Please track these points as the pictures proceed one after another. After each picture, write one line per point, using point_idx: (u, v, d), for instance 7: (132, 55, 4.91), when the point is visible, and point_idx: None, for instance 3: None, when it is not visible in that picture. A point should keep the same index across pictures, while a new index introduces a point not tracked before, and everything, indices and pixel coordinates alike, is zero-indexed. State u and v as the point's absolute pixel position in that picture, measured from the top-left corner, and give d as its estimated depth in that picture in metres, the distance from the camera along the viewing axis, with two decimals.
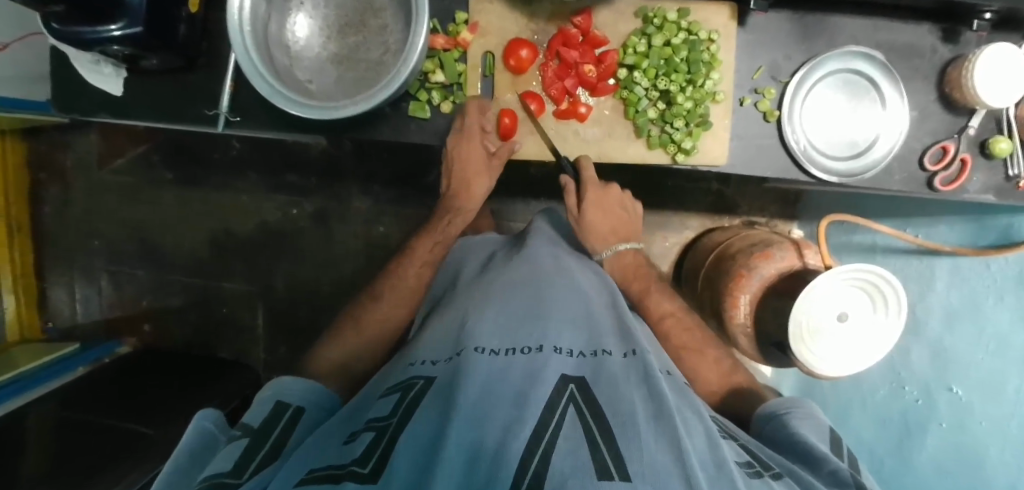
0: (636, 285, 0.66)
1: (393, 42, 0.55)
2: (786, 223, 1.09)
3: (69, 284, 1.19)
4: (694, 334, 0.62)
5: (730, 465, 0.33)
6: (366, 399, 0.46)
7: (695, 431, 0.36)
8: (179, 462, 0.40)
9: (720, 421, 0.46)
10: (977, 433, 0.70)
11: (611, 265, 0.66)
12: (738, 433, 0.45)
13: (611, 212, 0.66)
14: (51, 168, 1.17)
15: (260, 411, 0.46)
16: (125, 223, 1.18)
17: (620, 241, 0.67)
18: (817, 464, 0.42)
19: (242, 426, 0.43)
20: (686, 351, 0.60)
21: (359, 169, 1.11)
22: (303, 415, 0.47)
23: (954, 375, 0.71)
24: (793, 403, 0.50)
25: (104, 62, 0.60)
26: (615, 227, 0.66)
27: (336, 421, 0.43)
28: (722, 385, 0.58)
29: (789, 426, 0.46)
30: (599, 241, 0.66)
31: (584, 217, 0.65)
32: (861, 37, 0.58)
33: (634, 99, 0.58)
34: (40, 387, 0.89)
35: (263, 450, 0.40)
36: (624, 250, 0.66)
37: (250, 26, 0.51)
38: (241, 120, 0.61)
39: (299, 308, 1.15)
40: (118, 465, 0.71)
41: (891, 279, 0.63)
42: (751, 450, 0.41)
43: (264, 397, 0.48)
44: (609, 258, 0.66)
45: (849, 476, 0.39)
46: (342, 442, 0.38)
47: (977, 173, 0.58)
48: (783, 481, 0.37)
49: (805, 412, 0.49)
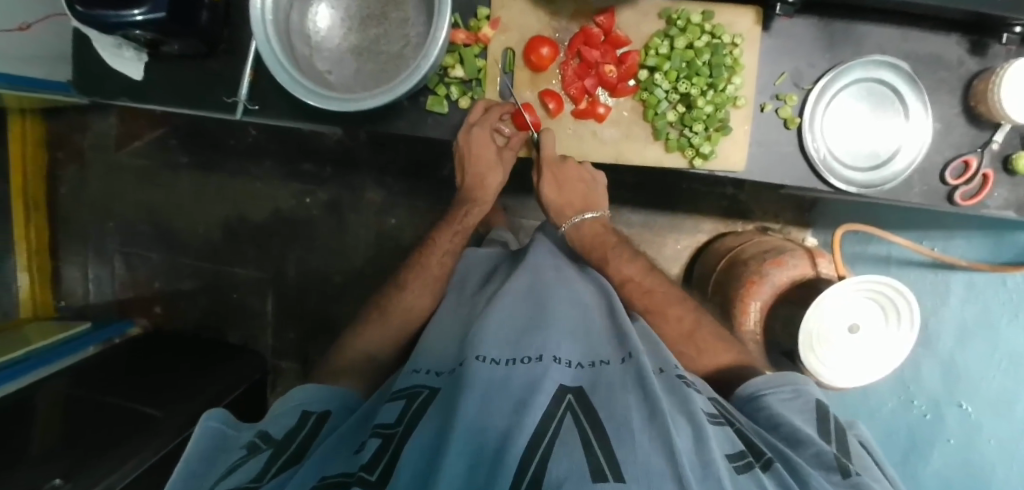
0: (595, 254, 0.65)
1: (414, 35, 0.55)
2: (799, 230, 1.08)
3: (83, 262, 1.21)
4: (655, 296, 0.62)
5: (718, 462, 0.33)
6: (374, 408, 0.46)
7: (687, 429, 0.35)
8: (192, 465, 0.41)
9: (718, 403, 0.45)
10: (985, 451, 0.72)
11: (569, 237, 0.66)
12: (736, 418, 0.44)
13: (569, 187, 0.65)
14: (69, 147, 1.18)
15: (285, 420, 0.46)
16: (140, 205, 1.19)
17: (579, 213, 0.66)
18: (800, 445, 0.41)
19: (264, 437, 0.43)
20: (651, 315, 0.61)
21: (374, 160, 1.11)
22: (326, 420, 0.48)
23: (964, 391, 0.72)
24: (778, 381, 0.49)
25: (126, 46, 0.60)
26: (571, 201, 0.65)
27: (350, 425, 0.43)
28: (687, 344, 0.59)
29: (771, 407, 0.46)
30: (557, 214, 0.67)
31: (540, 191, 0.64)
32: (887, 46, 0.57)
33: (654, 101, 0.58)
34: (51, 365, 0.89)
35: (285, 457, 0.41)
36: (585, 221, 0.66)
37: (273, 16, 0.51)
38: (259, 109, 0.62)
39: (309, 296, 1.16)
40: (122, 445, 0.71)
41: (906, 293, 0.63)
42: (747, 437, 0.40)
43: (287, 406, 0.49)
44: (568, 230, 0.67)
45: (834, 459, 0.39)
46: (352, 452, 0.39)
47: (999, 188, 0.58)
48: (773, 471, 0.36)
49: (792, 390, 0.48)
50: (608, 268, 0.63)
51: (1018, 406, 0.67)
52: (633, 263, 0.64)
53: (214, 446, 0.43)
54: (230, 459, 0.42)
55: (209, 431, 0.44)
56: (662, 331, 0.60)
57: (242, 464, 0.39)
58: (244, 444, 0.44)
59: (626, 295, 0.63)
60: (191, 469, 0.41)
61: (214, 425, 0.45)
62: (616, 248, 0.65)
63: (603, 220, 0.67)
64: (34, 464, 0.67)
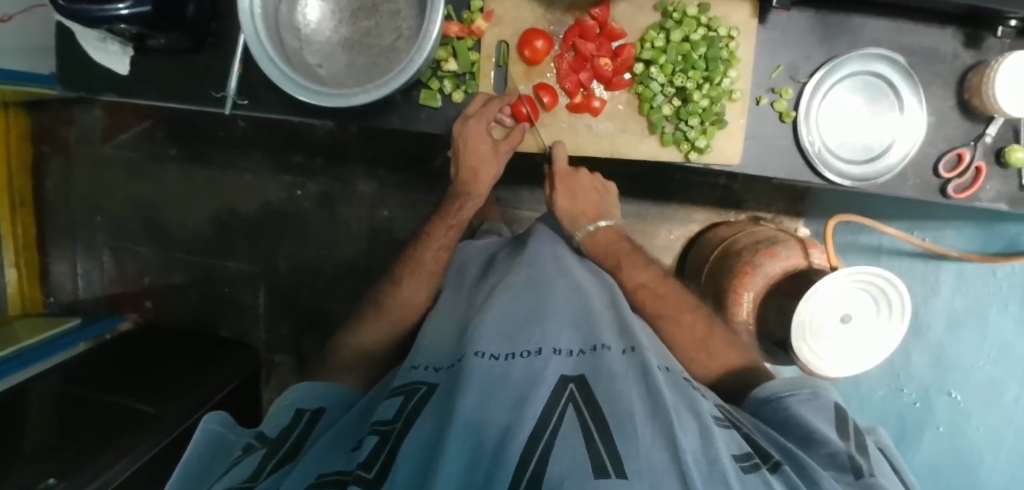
0: (609, 260, 0.64)
1: (406, 28, 0.54)
2: (792, 220, 1.08)
3: (72, 257, 1.19)
4: (669, 301, 0.62)
5: (724, 459, 0.33)
6: (372, 403, 0.46)
7: (691, 427, 0.35)
8: (189, 463, 0.41)
9: (725, 409, 0.45)
10: (974, 438, 0.74)
11: (584, 244, 0.66)
12: (745, 423, 0.44)
13: (581, 195, 0.67)
14: (54, 140, 1.16)
15: (280, 418, 0.47)
16: (128, 199, 1.17)
17: (593, 222, 0.67)
18: (816, 447, 0.42)
19: (259, 438, 0.44)
20: (664, 320, 0.61)
21: (365, 152, 1.09)
22: (322, 415, 0.48)
23: (953, 380, 0.75)
24: (797, 383, 0.50)
25: (111, 40, 0.59)
26: (584, 208, 0.67)
27: (346, 423, 0.43)
28: (699, 350, 0.59)
29: (788, 407, 0.47)
30: (572, 224, 0.67)
31: (553, 201, 0.66)
32: (883, 38, 0.57)
33: (649, 94, 0.57)
34: (43, 363, 0.88)
35: (281, 455, 0.41)
36: (600, 229, 0.67)
37: (261, 9, 0.50)
38: (248, 103, 0.60)
39: (301, 288, 1.15)
40: (117, 443, 0.71)
41: (898, 284, 0.64)
42: (753, 439, 0.40)
43: (283, 404, 0.49)
44: (583, 239, 0.66)
45: (847, 460, 0.39)
46: (349, 450, 0.39)
47: (991, 181, 0.58)
48: (782, 473, 0.35)
49: (811, 392, 0.49)
50: (621, 275, 0.63)
51: (1009, 391, 0.70)
52: (648, 270, 0.64)
53: (211, 446, 0.43)
54: (227, 462, 0.42)
55: (207, 430, 0.44)
56: (675, 340, 0.59)
57: (236, 465, 0.40)
58: (241, 446, 0.44)
59: (638, 301, 0.62)
60: (188, 467, 0.41)
61: (212, 426, 0.45)
62: (631, 256, 0.65)
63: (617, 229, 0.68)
64: (26, 464, 0.66)
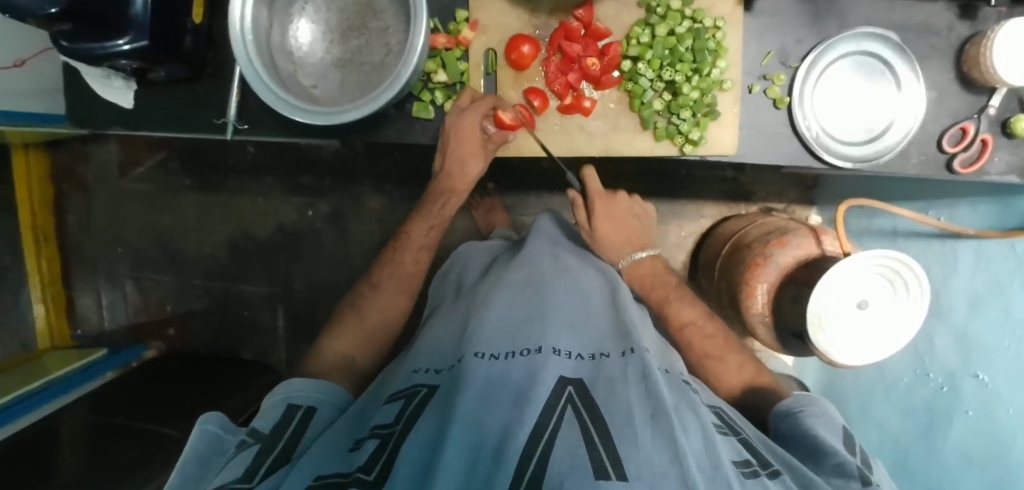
0: (654, 295, 0.63)
1: (395, 43, 0.55)
2: (804, 208, 1.06)
3: (97, 291, 1.23)
4: (717, 341, 0.60)
5: (726, 464, 0.32)
6: (368, 405, 0.47)
7: (691, 428, 0.35)
8: (185, 467, 0.42)
9: (721, 413, 0.44)
10: (1005, 421, 0.67)
11: (628, 275, 0.64)
12: (741, 428, 0.43)
13: (621, 222, 0.66)
14: (73, 178, 1.20)
15: (272, 414, 0.47)
16: (146, 229, 1.21)
17: (637, 250, 0.65)
18: (822, 456, 0.42)
19: (251, 433, 0.44)
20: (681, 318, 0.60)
21: (372, 169, 1.11)
22: (314, 414, 0.48)
23: (979, 361, 0.70)
24: (806, 401, 0.49)
25: (114, 75, 0.61)
26: (628, 237, 0.65)
27: (342, 424, 0.44)
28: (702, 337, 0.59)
29: (797, 422, 0.46)
30: (616, 253, 0.65)
31: (595, 231, 0.65)
32: (874, 17, 0.56)
33: (639, 91, 0.57)
34: (71, 393, 0.93)
35: (274, 454, 0.42)
36: (642, 259, 0.65)
37: (253, 36, 0.52)
38: (248, 127, 0.62)
39: (318, 307, 1.17)
40: (149, 463, 0.73)
41: (912, 264, 0.61)
42: (752, 446, 0.39)
43: (274, 399, 0.49)
44: (627, 267, 0.65)
45: (855, 469, 0.40)
46: (347, 449, 0.39)
47: (999, 153, 0.56)
48: (780, 479, 0.35)
49: (820, 409, 0.48)
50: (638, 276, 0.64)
51: None
52: (694, 307, 0.62)
53: (207, 448, 0.43)
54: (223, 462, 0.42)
55: (205, 435, 0.44)
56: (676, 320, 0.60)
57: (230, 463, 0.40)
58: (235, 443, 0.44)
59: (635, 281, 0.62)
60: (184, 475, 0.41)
61: (210, 429, 0.45)
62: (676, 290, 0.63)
63: (659, 260, 0.66)
64: None
